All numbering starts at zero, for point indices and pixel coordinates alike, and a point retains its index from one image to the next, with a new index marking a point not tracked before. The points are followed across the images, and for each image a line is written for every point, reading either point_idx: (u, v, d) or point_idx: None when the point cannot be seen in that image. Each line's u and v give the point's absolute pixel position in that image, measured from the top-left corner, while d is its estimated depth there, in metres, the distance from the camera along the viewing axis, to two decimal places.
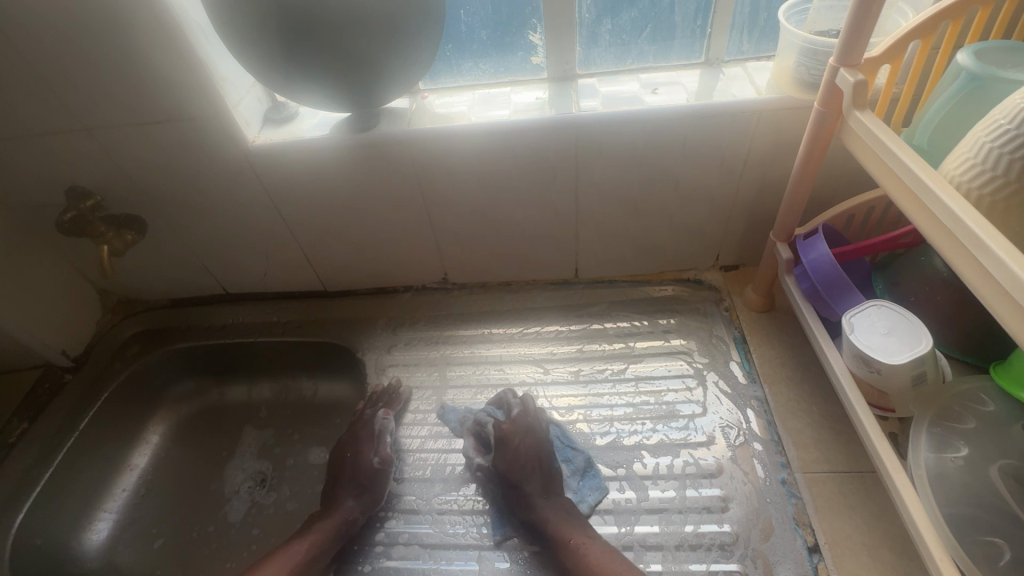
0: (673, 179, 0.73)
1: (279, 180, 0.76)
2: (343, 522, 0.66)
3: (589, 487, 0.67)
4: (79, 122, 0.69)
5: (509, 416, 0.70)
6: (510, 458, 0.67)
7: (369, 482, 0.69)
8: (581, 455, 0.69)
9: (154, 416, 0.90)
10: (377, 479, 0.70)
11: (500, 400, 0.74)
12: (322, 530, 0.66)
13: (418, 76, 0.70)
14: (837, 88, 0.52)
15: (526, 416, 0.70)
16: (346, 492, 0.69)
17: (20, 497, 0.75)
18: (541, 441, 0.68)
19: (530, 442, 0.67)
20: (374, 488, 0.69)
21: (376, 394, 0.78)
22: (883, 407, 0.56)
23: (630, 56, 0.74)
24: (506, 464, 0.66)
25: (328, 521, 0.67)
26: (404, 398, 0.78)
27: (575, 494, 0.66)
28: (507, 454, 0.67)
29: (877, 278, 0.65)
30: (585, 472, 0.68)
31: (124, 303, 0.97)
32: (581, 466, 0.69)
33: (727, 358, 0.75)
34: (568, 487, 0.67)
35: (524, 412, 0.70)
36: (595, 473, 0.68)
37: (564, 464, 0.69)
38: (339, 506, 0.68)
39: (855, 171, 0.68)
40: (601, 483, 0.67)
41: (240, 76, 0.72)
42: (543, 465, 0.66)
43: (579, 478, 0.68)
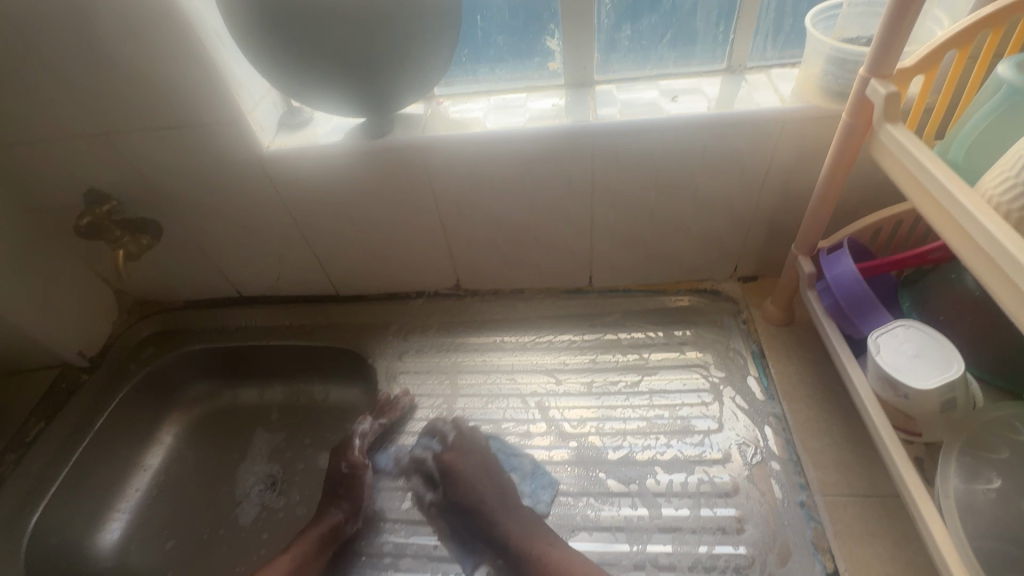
0: (692, 188, 0.71)
1: (293, 186, 0.75)
2: (329, 528, 0.67)
3: (540, 488, 0.68)
4: (96, 126, 0.70)
5: (450, 443, 0.73)
6: (458, 484, 0.69)
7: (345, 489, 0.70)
8: (528, 459, 0.71)
9: (167, 417, 0.91)
10: (354, 483, 0.70)
11: (431, 431, 0.75)
12: (309, 539, 0.66)
13: (433, 82, 0.69)
14: (867, 99, 0.50)
15: (464, 440, 0.72)
16: (337, 503, 0.69)
17: (36, 496, 0.76)
18: (489, 460, 0.70)
19: (475, 463, 0.70)
20: (351, 493, 0.70)
21: (381, 403, 0.77)
22: (909, 430, 0.54)
23: (650, 62, 0.73)
24: (455, 483, 0.69)
25: (316, 529, 0.67)
26: (408, 411, 0.78)
27: (529, 498, 0.67)
28: (454, 477, 0.69)
29: (904, 295, 0.63)
30: (533, 474, 0.69)
31: (140, 303, 0.98)
32: (529, 471, 0.70)
33: (744, 373, 0.73)
34: (523, 492, 0.68)
35: (461, 436, 0.73)
36: (543, 473, 0.69)
37: (514, 473, 0.70)
38: (325, 517, 0.68)
39: (882, 183, 0.66)
40: (551, 478, 0.68)
41: (256, 81, 0.72)
42: (492, 475, 0.69)
43: (529, 481, 0.69)
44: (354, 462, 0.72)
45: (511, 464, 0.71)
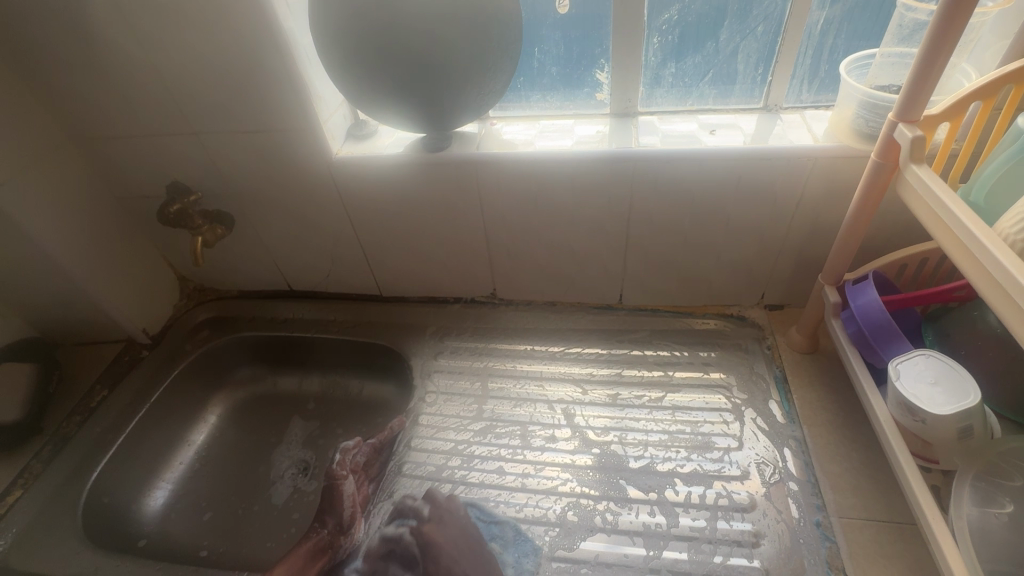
0: (724, 217, 0.76)
1: (353, 190, 0.82)
2: (316, 543, 0.68)
3: (523, 552, 0.65)
4: (189, 127, 0.79)
5: (427, 517, 0.68)
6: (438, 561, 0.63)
7: (326, 505, 0.71)
8: (508, 527, 0.67)
9: (214, 397, 0.97)
10: (334, 498, 0.71)
11: (399, 512, 0.70)
12: (297, 556, 0.67)
13: (490, 105, 0.76)
14: (894, 142, 0.54)
15: (440, 510, 0.68)
16: (325, 518, 0.71)
17: (95, 457, 0.82)
18: (469, 530, 0.66)
19: (454, 534, 0.66)
20: (333, 507, 0.71)
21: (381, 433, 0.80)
22: (927, 458, 0.56)
23: (691, 97, 0.78)
24: (436, 554, 0.64)
25: (302, 546, 0.68)
26: (401, 435, 0.80)
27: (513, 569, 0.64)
28: (434, 549, 0.64)
29: (927, 329, 0.66)
30: (515, 541, 0.66)
31: (199, 290, 1.06)
32: (508, 538, 0.67)
33: (767, 397, 0.76)
34: (505, 563, 0.64)
35: (437, 506, 0.68)
36: (527, 539, 0.66)
37: (495, 541, 0.66)
38: (312, 535, 0.69)
39: (909, 222, 0.69)
40: (533, 545, 0.66)
41: (331, 95, 0.81)
42: (473, 549, 0.65)
43: (512, 549, 0.66)
44: (331, 474, 0.72)
45: (490, 531, 0.67)
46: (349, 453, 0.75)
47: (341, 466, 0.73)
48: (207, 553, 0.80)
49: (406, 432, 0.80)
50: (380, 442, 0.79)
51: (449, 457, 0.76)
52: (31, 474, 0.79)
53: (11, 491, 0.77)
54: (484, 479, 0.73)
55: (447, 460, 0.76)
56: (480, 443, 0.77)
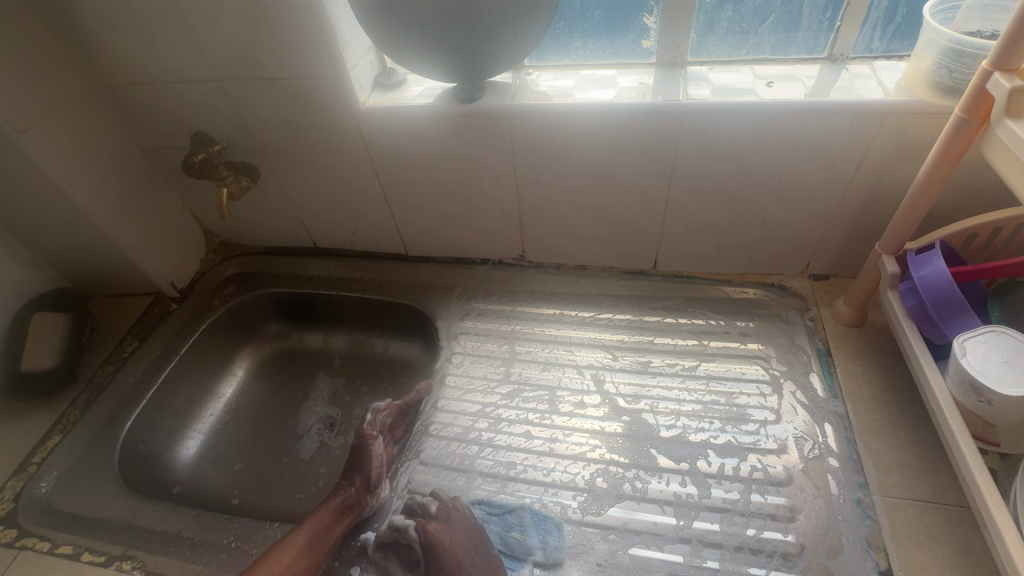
0: (775, 178, 0.70)
1: (381, 142, 0.79)
2: (342, 502, 0.69)
3: (543, 533, 0.64)
4: (212, 74, 0.76)
5: (433, 514, 0.64)
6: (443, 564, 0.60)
7: (355, 462, 0.72)
8: (522, 514, 0.65)
9: (242, 351, 0.98)
10: (362, 457, 0.72)
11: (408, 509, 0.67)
12: (325, 511, 0.68)
13: (526, 53, 0.70)
14: (986, 94, 0.48)
15: (447, 506, 0.65)
16: (348, 479, 0.71)
17: (129, 406, 0.83)
18: (474, 533, 0.63)
19: (462, 536, 0.62)
20: (359, 466, 0.72)
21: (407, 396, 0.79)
22: (987, 439, 0.53)
23: (747, 45, 0.72)
24: (441, 558, 0.60)
25: (329, 502, 0.69)
26: (428, 396, 0.79)
27: (540, 551, 0.62)
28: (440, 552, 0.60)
29: (994, 304, 0.61)
30: (534, 523, 0.64)
31: (225, 245, 1.05)
32: (527, 521, 0.65)
33: (808, 369, 0.73)
34: (532, 548, 0.63)
35: (443, 503, 0.65)
36: (546, 518, 0.65)
37: (513, 530, 0.64)
38: (338, 495, 0.70)
39: (984, 188, 0.63)
40: (556, 524, 0.64)
41: (360, 40, 0.77)
42: (481, 552, 0.61)
43: (534, 531, 0.64)
44: (363, 432, 0.74)
45: (503, 520, 0.65)
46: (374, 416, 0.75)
47: (372, 426, 0.74)
48: (238, 502, 0.82)
49: (433, 393, 0.79)
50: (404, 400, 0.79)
51: (473, 418, 0.75)
52: (69, 421, 0.81)
53: (50, 436, 0.79)
54: (513, 442, 0.72)
55: (474, 422, 0.75)
56: (507, 407, 0.76)
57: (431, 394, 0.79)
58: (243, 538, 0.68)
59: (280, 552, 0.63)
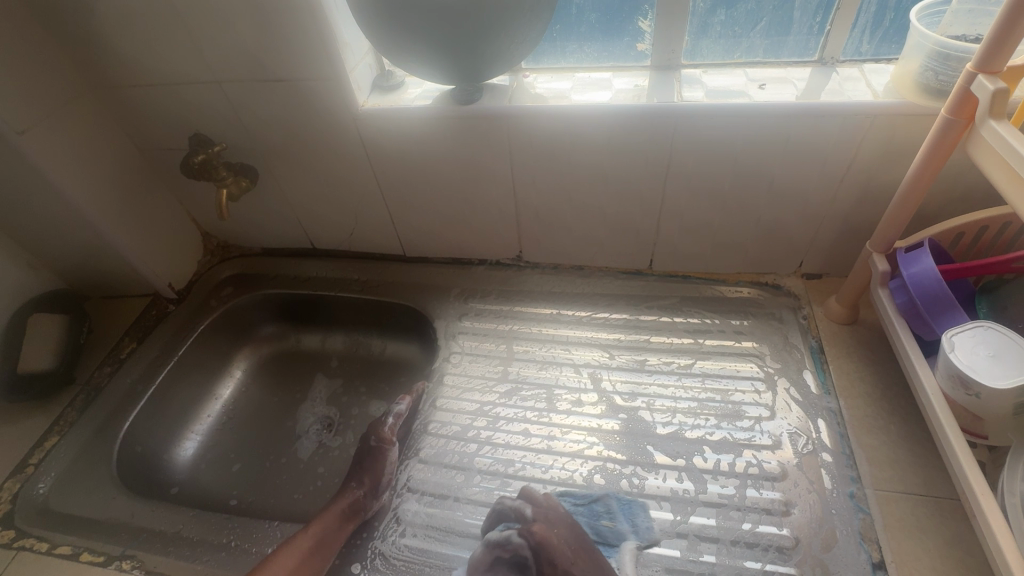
0: (768, 178, 0.72)
1: (379, 143, 0.80)
2: (352, 503, 0.69)
3: (631, 516, 0.64)
4: (211, 76, 0.76)
5: (530, 517, 0.62)
6: (557, 566, 0.59)
7: (367, 465, 0.72)
8: (609, 501, 0.65)
9: (240, 352, 0.98)
10: (376, 461, 0.72)
11: (500, 516, 0.64)
12: (333, 513, 0.68)
13: (523, 56, 0.71)
14: (971, 95, 0.49)
15: (542, 508, 0.63)
16: (359, 480, 0.71)
17: (127, 407, 0.83)
18: (576, 530, 0.62)
19: (567, 535, 0.61)
20: (371, 469, 0.72)
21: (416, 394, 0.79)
22: (975, 433, 0.54)
23: (740, 49, 0.73)
24: (551, 556, 0.59)
25: (337, 504, 0.69)
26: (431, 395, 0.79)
27: (635, 536, 0.62)
28: (548, 551, 0.60)
29: (981, 301, 0.62)
30: (620, 509, 0.65)
31: (222, 246, 1.06)
32: (613, 508, 0.65)
33: (801, 366, 0.74)
34: (625, 532, 0.63)
35: (537, 505, 0.64)
36: (626, 501, 0.65)
37: (603, 518, 0.64)
38: (346, 495, 0.70)
39: (970, 187, 0.65)
40: (642, 506, 0.64)
41: (358, 42, 0.77)
42: (583, 550, 0.61)
43: (620, 518, 0.64)
44: (381, 436, 0.74)
45: (591, 509, 0.65)
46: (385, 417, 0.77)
47: (390, 432, 0.75)
48: (237, 502, 0.82)
49: (433, 392, 0.80)
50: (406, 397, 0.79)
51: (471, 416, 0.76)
52: (66, 422, 0.81)
53: (47, 437, 0.79)
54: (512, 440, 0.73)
55: (472, 421, 0.76)
56: (505, 405, 0.77)
57: (432, 394, 0.79)
58: (242, 537, 0.68)
59: (287, 552, 0.63)
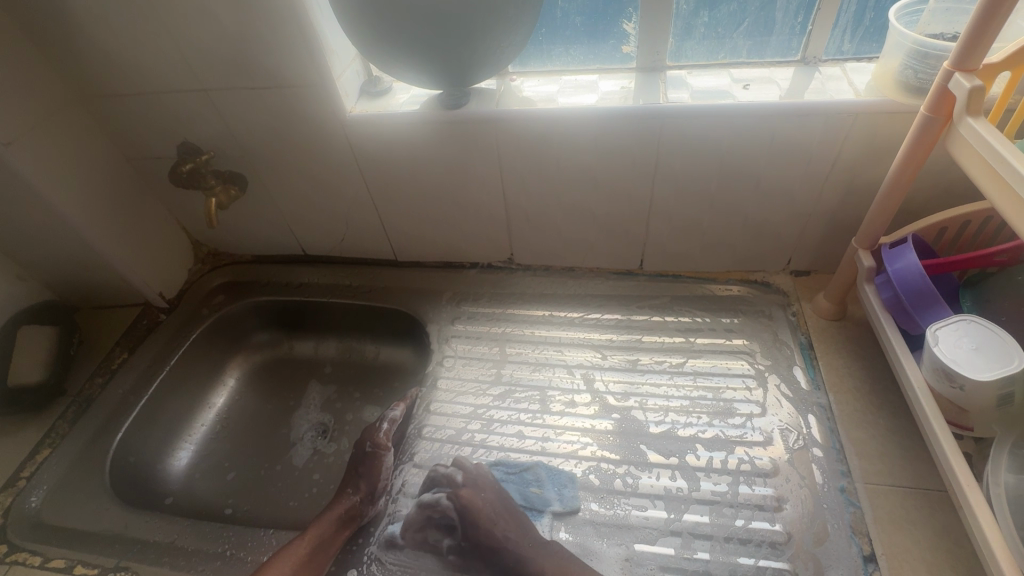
0: (754, 177, 0.72)
1: (367, 149, 0.80)
2: (347, 510, 0.68)
3: (557, 484, 0.68)
4: (198, 85, 0.76)
5: (461, 482, 0.68)
6: (478, 525, 0.65)
7: (363, 471, 0.72)
8: (537, 469, 0.70)
9: (232, 361, 0.97)
10: (373, 467, 0.72)
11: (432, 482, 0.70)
12: (327, 521, 0.68)
13: (510, 60, 0.72)
14: (949, 93, 0.50)
15: (473, 475, 0.69)
16: (351, 487, 0.71)
17: (119, 418, 0.83)
18: (501, 495, 0.67)
19: (490, 497, 0.67)
20: (368, 475, 0.72)
21: (410, 399, 0.79)
22: (961, 425, 0.55)
23: (724, 50, 0.74)
24: (472, 519, 0.65)
25: (333, 511, 0.69)
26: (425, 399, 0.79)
27: (557, 501, 0.67)
28: (471, 514, 0.66)
29: (966, 295, 0.63)
30: (550, 476, 0.69)
31: (213, 254, 1.05)
32: (543, 476, 0.69)
33: (791, 363, 0.74)
34: (549, 499, 0.67)
35: (467, 471, 0.69)
36: (558, 471, 0.69)
37: (532, 486, 0.68)
38: (342, 501, 0.70)
39: (953, 183, 0.66)
40: (568, 476, 0.69)
41: (345, 48, 0.78)
42: (511, 514, 0.66)
43: (551, 484, 0.68)
44: (377, 443, 0.74)
45: (521, 478, 0.69)
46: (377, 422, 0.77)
47: (385, 437, 0.74)
48: (231, 511, 0.81)
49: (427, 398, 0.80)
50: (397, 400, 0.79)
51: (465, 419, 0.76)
52: (58, 434, 0.81)
53: (39, 450, 0.79)
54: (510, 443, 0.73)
55: (466, 424, 0.76)
56: (499, 408, 0.77)
57: (426, 399, 0.80)
58: (237, 545, 0.68)
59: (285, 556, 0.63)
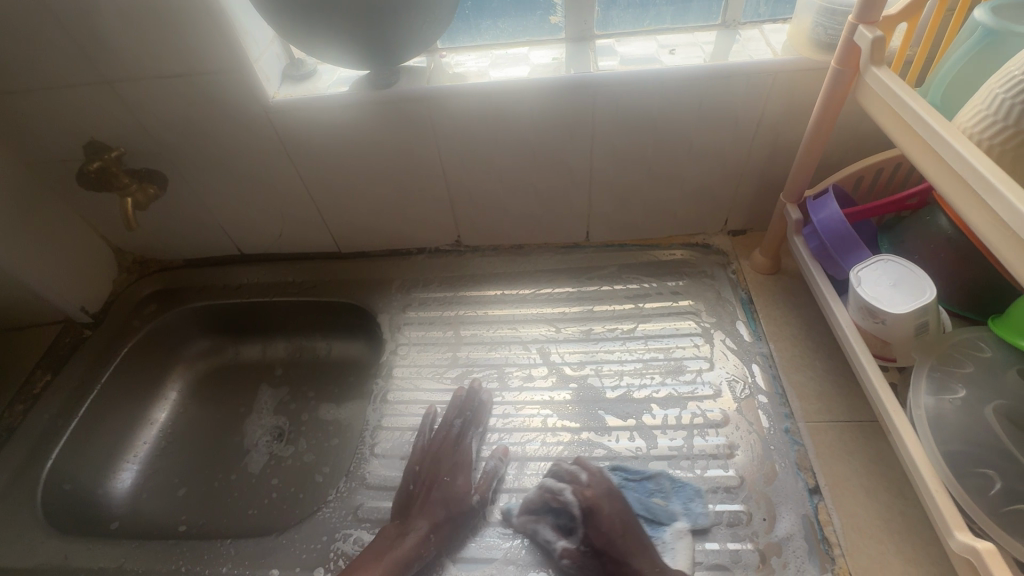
0: (687, 142, 0.74)
1: (296, 136, 0.76)
2: (416, 550, 0.60)
3: (686, 500, 0.62)
4: (99, 76, 0.70)
5: (586, 482, 0.62)
6: (602, 532, 0.58)
7: (439, 497, 0.65)
8: (663, 478, 0.64)
9: (172, 372, 0.92)
10: (450, 492, 0.65)
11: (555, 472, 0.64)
12: (391, 558, 0.60)
13: (437, 35, 0.70)
14: (855, 46, 0.53)
15: (600, 476, 0.62)
16: (422, 516, 0.63)
17: (47, 445, 0.76)
18: (625, 505, 0.61)
19: (616, 504, 0.60)
20: (447, 504, 0.64)
21: (461, 402, 0.73)
22: (885, 357, 0.59)
23: (648, 17, 0.75)
24: (596, 522, 0.59)
25: (400, 548, 0.61)
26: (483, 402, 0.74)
27: (686, 518, 0.61)
28: (596, 517, 0.59)
29: (883, 239, 0.68)
30: (675, 489, 0.63)
31: (140, 262, 0.98)
32: (668, 488, 0.63)
33: (734, 318, 0.78)
34: (675, 514, 0.61)
35: (596, 474, 0.62)
36: (689, 486, 0.63)
37: (654, 497, 0.63)
38: (410, 534, 0.62)
39: (866, 134, 0.70)
40: (695, 488, 0.63)
41: (261, 30, 0.73)
42: (630, 528, 0.59)
43: (676, 498, 0.63)
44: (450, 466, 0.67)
45: (644, 486, 0.64)
46: (449, 441, 0.70)
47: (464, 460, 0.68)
48: (187, 527, 0.77)
49: (486, 403, 0.74)
50: (468, 415, 0.72)
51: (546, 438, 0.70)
52: None
53: None
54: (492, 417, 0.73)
55: (427, 409, 0.75)
56: (458, 390, 0.77)
57: (485, 407, 0.73)
58: (195, 561, 0.65)
59: None
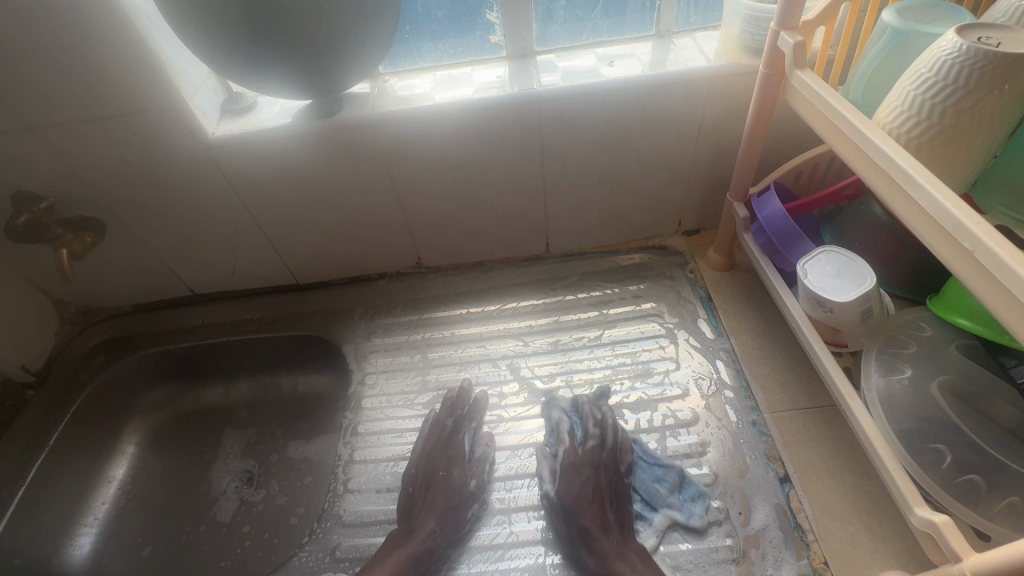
0: (635, 149, 0.76)
1: (241, 171, 0.74)
2: (418, 549, 0.62)
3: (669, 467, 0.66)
4: (21, 123, 0.66)
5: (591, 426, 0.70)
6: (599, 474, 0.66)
7: (440, 495, 0.66)
8: (673, 470, 0.66)
9: (127, 425, 0.87)
10: (449, 487, 0.66)
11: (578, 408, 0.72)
12: (397, 556, 0.61)
13: (378, 61, 0.70)
14: (779, 51, 0.56)
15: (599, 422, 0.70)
16: (425, 512, 0.65)
17: None
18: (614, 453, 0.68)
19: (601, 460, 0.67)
20: (449, 504, 0.65)
21: (453, 402, 0.74)
22: (837, 343, 0.61)
23: (585, 31, 0.77)
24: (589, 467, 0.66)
25: (404, 548, 0.62)
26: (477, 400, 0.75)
27: (681, 512, 0.63)
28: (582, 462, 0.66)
29: (825, 230, 0.71)
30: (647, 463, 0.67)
31: (84, 313, 0.93)
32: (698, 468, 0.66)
33: (695, 316, 0.80)
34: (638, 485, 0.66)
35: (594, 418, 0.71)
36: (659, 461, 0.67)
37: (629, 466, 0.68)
38: (416, 532, 0.64)
39: (800, 131, 0.73)
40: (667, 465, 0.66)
41: (195, 67, 0.71)
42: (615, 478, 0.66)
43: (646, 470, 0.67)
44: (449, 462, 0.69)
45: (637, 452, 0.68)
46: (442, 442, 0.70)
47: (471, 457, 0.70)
48: None
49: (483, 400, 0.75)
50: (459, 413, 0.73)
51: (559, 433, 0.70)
52: None
53: None
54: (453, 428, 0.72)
55: (400, 437, 0.74)
56: None
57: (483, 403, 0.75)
58: None
59: None
